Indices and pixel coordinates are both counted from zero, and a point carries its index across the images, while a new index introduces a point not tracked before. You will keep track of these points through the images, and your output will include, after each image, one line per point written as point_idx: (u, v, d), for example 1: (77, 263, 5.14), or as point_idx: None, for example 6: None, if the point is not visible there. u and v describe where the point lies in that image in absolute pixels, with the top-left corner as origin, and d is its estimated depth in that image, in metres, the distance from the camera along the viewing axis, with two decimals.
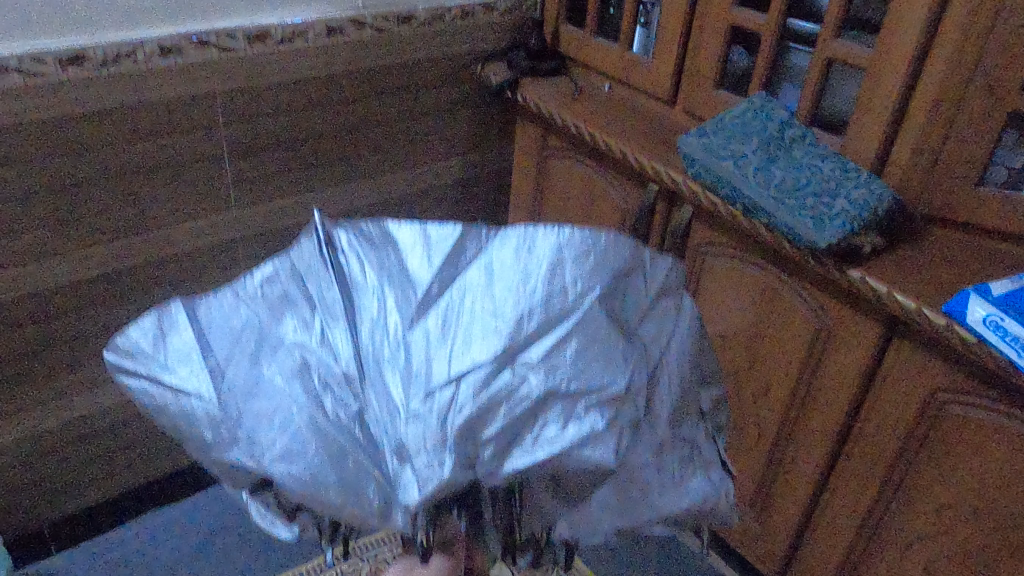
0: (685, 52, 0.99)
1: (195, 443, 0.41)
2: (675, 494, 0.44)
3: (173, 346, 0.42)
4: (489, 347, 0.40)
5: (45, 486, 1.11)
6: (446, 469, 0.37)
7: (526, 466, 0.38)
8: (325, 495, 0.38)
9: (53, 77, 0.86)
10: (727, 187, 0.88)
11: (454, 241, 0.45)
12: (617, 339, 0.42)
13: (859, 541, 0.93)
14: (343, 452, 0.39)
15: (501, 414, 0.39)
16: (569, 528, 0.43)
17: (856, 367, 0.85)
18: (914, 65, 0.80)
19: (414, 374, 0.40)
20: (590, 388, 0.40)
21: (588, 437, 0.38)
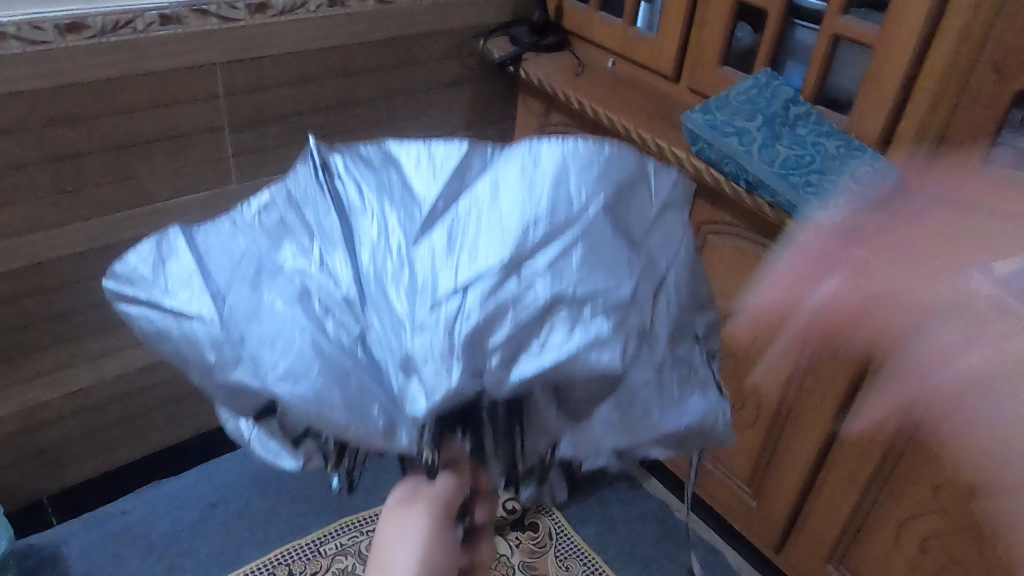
0: (689, 30, 1.00)
1: (197, 364, 0.40)
2: (677, 406, 0.41)
3: (172, 269, 0.42)
4: (490, 257, 0.38)
5: (98, 458, 1.20)
6: (454, 375, 0.35)
7: (534, 374, 0.36)
8: (330, 415, 0.36)
9: (53, 44, 0.85)
10: (732, 164, 0.85)
11: (459, 162, 0.43)
12: (624, 247, 0.40)
13: (859, 512, 0.95)
14: (346, 374, 0.37)
15: (508, 320, 0.37)
16: (570, 446, 0.41)
17: (856, 344, 0.86)
18: (922, 43, 0.77)
19: (415, 285, 0.38)
20: (596, 292, 0.38)
21: (591, 341, 0.37)
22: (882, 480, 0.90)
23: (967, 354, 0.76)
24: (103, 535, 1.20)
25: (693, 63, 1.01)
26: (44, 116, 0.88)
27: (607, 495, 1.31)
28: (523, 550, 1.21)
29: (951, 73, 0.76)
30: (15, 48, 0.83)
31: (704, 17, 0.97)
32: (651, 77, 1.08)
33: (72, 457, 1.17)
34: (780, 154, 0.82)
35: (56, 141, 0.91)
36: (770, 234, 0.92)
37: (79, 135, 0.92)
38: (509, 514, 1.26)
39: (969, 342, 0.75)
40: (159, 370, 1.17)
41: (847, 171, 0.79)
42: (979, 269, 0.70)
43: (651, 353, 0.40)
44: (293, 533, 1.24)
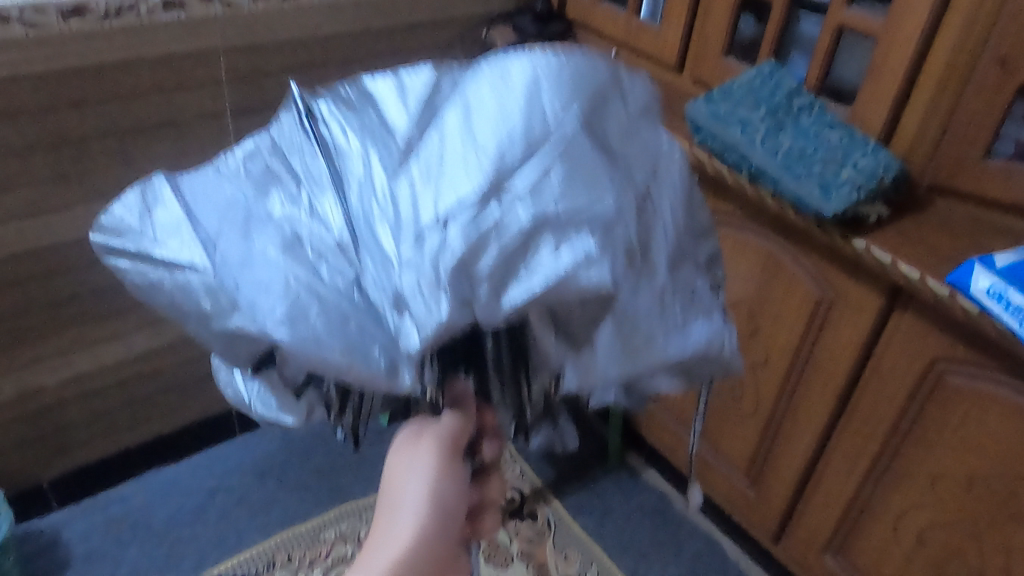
0: (693, 20, 1.00)
1: (190, 313, 0.40)
2: (677, 332, 0.41)
3: (161, 220, 0.42)
4: (469, 183, 0.38)
5: (99, 444, 1.20)
6: (444, 310, 0.35)
7: (524, 298, 0.36)
8: (325, 355, 0.36)
9: (56, 28, 0.85)
10: (734, 154, 0.85)
11: (428, 84, 0.43)
12: (601, 163, 0.40)
13: (857, 503, 0.96)
14: (344, 317, 0.37)
15: (495, 245, 0.37)
16: (574, 372, 0.40)
17: (855, 335, 0.86)
18: (926, 34, 0.77)
19: (400, 219, 0.38)
20: (578, 211, 0.37)
21: (580, 258, 0.36)
22: (880, 471, 0.91)
23: (966, 346, 0.76)
24: (104, 521, 1.21)
25: (697, 53, 1.01)
26: (46, 101, 0.88)
27: (606, 485, 1.31)
28: (521, 538, 1.22)
29: (955, 65, 0.76)
30: (18, 32, 0.83)
31: (708, 7, 0.97)
32: (654, 67, 1.08)
33: (75, 443, 1.17)
34: (784, 145, 0.82)
35: (59, 126, 0.91)
36: (771, 225, 0.92)
37: (81, 120, 0.92)
38: (508, 503, 1.27)
39: (967, 335, 0.76)
40: (161, 357, 1.17)
41: (851, 163, 0.79)
42: (980, 261, 0.70)
43: (652, 275, 0.40)
44: (293, 520, 1.24)
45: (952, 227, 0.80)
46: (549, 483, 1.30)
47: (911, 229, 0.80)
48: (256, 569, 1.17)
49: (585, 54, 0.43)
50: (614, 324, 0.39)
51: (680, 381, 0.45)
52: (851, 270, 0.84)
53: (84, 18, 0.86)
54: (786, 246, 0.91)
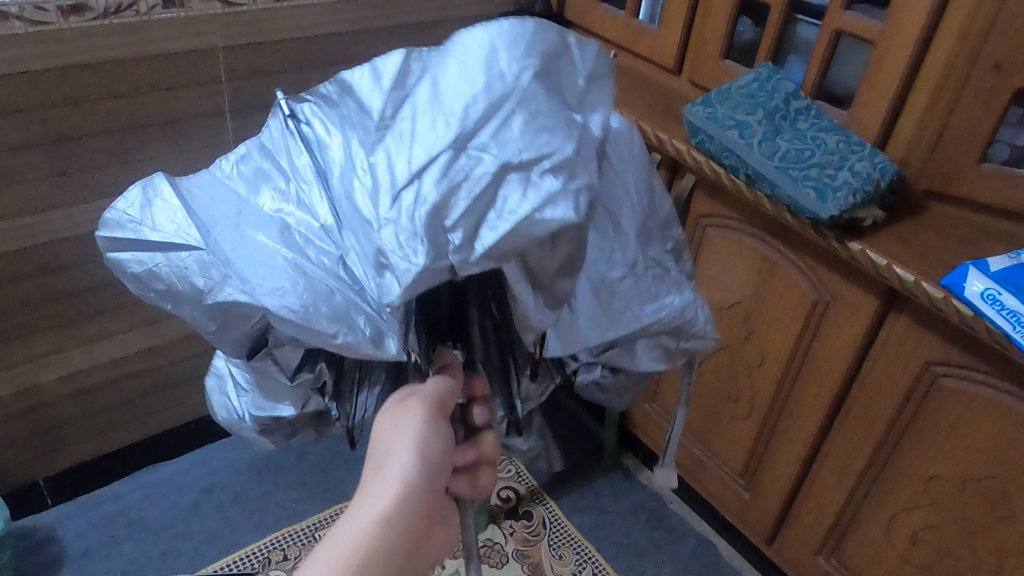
0: (691, 22, 1.00)
1: (185, 296, 0.42)
2: (649, 299, 0.46)
3: (158, 210, 0.45)
4: (437, 141, 0.39)
5: (95, 441, 1.20)
6: (421, 257, 0.36)
7: (494, 242, 0.37)
8: (317, 327, 0.39)
9: (55, 25, 0.85)
10: (731, 157, 0.86)
11: (400, 61, 0.44)
12: (560, 113, 0.42)
13: (850, 504, 0.96)
14: (330, 292, 0.39)
15: (465, 195, 0.38)
16: (559, 338, 0.45)
17: (850, 338, 0.87)
18: (922, 40, 0.77)
19: (375, 185, 0.39)
20: (540, 153, 0.39)
21: (544, 199, 0.38)
22: (874, 472, 0.91)
23: (960, 349, 0.76)
24: (100, 518, 1.21)
25: (695, 56, 1.01)
26: (46, 98, 0.88)
27: (601, 485, 1.32)
28: (516, 538, 1.22)
29: (951, 71, 0.76)
30: (18, 28, 0.83)
31: (706, 10, 0.97)
32: (652, 69, 1.09)
33: (71, 439, 1.17)
34: (781, 148, 0.83)
35: (57, 122, 0.91)
36: (767, 228, 0.92)
37: (80, 116, 0.92)
38: (503, 502, 1.27)
39: (961, 337, 0.76)
40: (158, 355, 1.17)
41: (847, 166, 0.80)
42: (974, 265, 0.71)
43: (621, 243, 0.45)
44: (288, 518, 1.24)
45: (948, 230, 0.80)
46: (544, 483, 1.31)
47: (907, 232, 0.80)
48: (251, 567, 1.17)
49: (537, 19, 0.45)
50: (589, 289, 0.45)
51: (659, 350, 0.50)
52: (846, 272, 0.85)
53: (84, 16, 0.86)
54: (782, 248, 0.91)
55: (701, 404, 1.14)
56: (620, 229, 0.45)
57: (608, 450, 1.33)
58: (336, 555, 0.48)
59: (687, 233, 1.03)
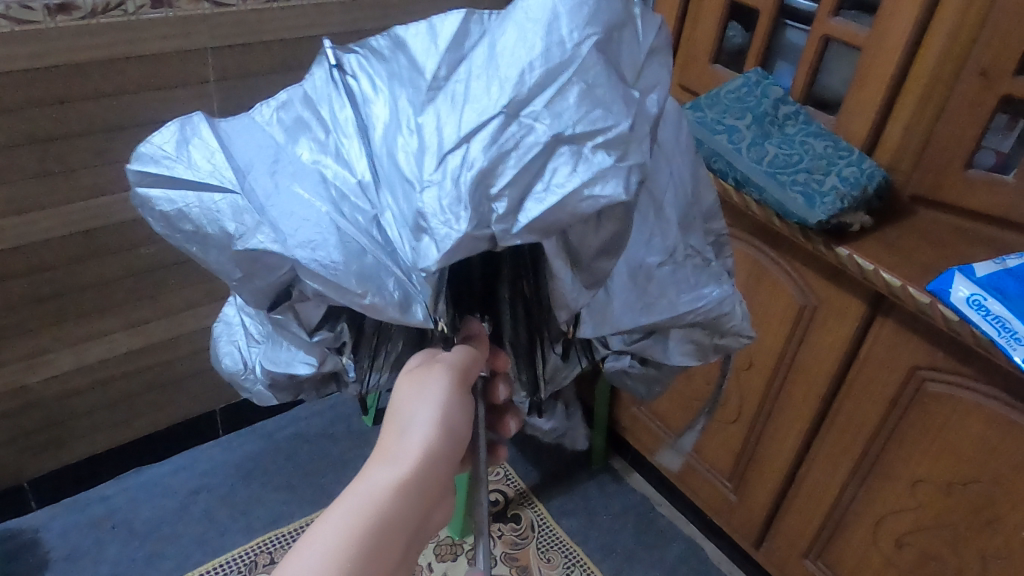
0: (681, 26, 1.01)
1: (215, 240, 0.42)
2: (687, 289, 0.46)
3: (196, 148, 0.45)
4: (489, 106, 0.38)
5: (81, 442, 1.19)
6: (462, 225, 0.35)
7: (539, 215, 0.36)
8: (344, 283, 0.38)
9: (42, 25, 0.84)
10: (719, 161, 0.86)
11: (458, 25, 0.44)
12: (620, 87, 0.39)
13: (836, 508, 0.97)
14: (363, 250, 0.39)
15: (511, 164, 0.36)
16: (592, 320, 0.45)
17: (837, 342, 0.87)
18: (909, 46, 0.78)
19: (422, 149, 0.39)
20: (597, 127, 0.37)
21: (595, 174, 0.36)
22: (861, 477, 0.92)
23: (946, 353, 0.77)
24: (84, 522, 1.20)
25: (685, 60, 1.02)
26: (33, 96, 0.88)
27: (590, 488, 1.32)
28: (504, 542, 1.22)
29: (938, 77, 0.77)
30: (4, 27, 0.82)
31: (697, 14, 0.98)
32: None
33: (56, 441, 1.16)
34: (769, 153, 0.83)
35: (44, 122, 0.90)
36: (756, 232, 0.93)
37: (67, 116, 0.91)
38: (491, 505, 1.27)
39: (947, 342, 0.77)
40: (144, 357, 1.16)
41: (835, 171, 0.80)
42: (960, 270, 0.71)
43: (663, 229, 0.45)
44: (275, 521, 1.24)
45: (935, 236, 0.81)
46: (532, 485, 1.31)
47: (893, 237, 0.81)
48: (237, 571, 1.16)
49: None
50: (627, 276, 0.45)
51: (691, 343, 0.51)
52: (833, 277, 0.85)
53: (72, 15, 0.86)
54: (770, 252, 0.92)
55: (689, 406, 1.14)
56: (660, 212, 0.46)
57: (596, 453, 1.33)
58: (347, 515, 0.46)
59: None
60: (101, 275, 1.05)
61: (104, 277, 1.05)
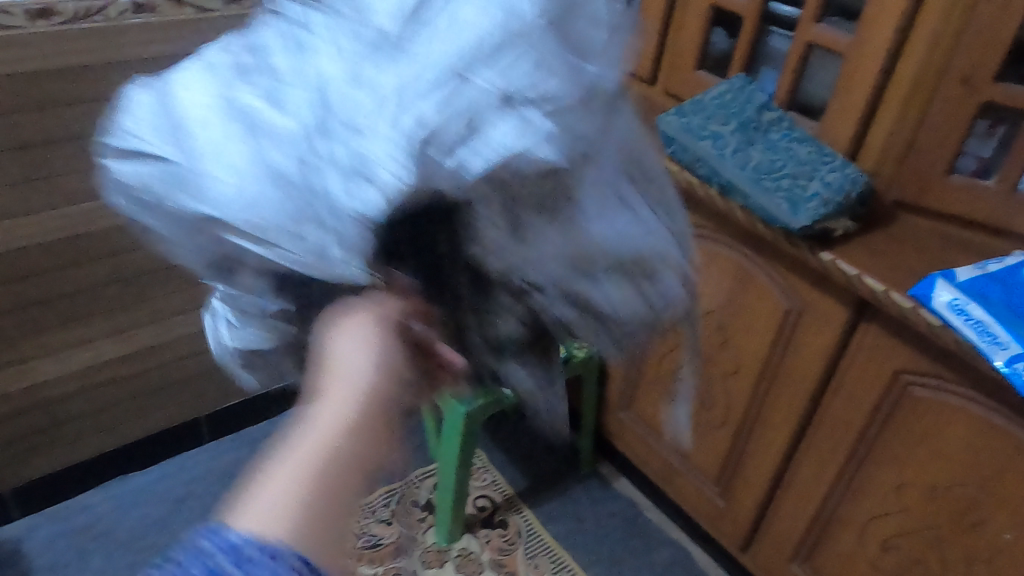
0: (666, 33, 1.01)
1: (164, 202, 0.38)
2: (630, 227, 0.37)
3: (144, 105, 0.40)
4: (437, 63, 0.34)
5: (64, 451, 1.18)
6: (402, 180, 0.33)
7: (481, 170, 0.33)
8: (289, 247, 0.36)
9: (22, 31, 0.84)
10: (705, 167, 0.86)
11: None
12: (567, 56, 0.36)
13: (822, 513, 0.97)
14: (294, 206, 0.35)
15: (456, 116, 0.33)
16: (521, 271, 0.36)
17: (823, 347, 0.88)
18: (892, 53, 0.78)
19: (357, 100, 0.34)
20: (548, 91, 0.34)
21: (543, 136, 0.34)
22: (846, 481, 0.92)
23: (929, 358, 0.77)
24: (67, 533, 1.19)
25: (669, 66, 1.02)
26: (13, 103, 0.87)
27: (578, 493, 1.32)
28: (492, 548, 1.21)
29: (920, 84, 0.77)
30: None
31: (681, 20, 0.98)
32: None
33: (37, 451, 1.15)
34: (754, 158, 0.84)
35: (24, 129, 0.89)
36: (741, 238, 0.93)
37: (49, 122, 0.90)
38: (479, 511, 1.26)
39: (930, 347, 0.77)
40: (129, 365, 1.15)
41: (819, 177, 0.81)
42: (942, 275, 0.72)
43: (617, 177, 0.37)
44: None
45: (918, 241, 0.81)
46: (520, 491, 1.30)
47: (876, 243, 0.81)
48: None
49: None
50: (561, 211, 0.36)
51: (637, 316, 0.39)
52: (818, 281, 0.85)
53: (52, 21, 0.85)
54: (754, 257, 0.92)
55: (676, 411, 1.15)
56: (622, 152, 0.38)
57: (584, 457, 1.33)
58: (268, 465, 0.40)
59: None
60: (83, 282, 1.04)
61: (86, 284, 1.04)
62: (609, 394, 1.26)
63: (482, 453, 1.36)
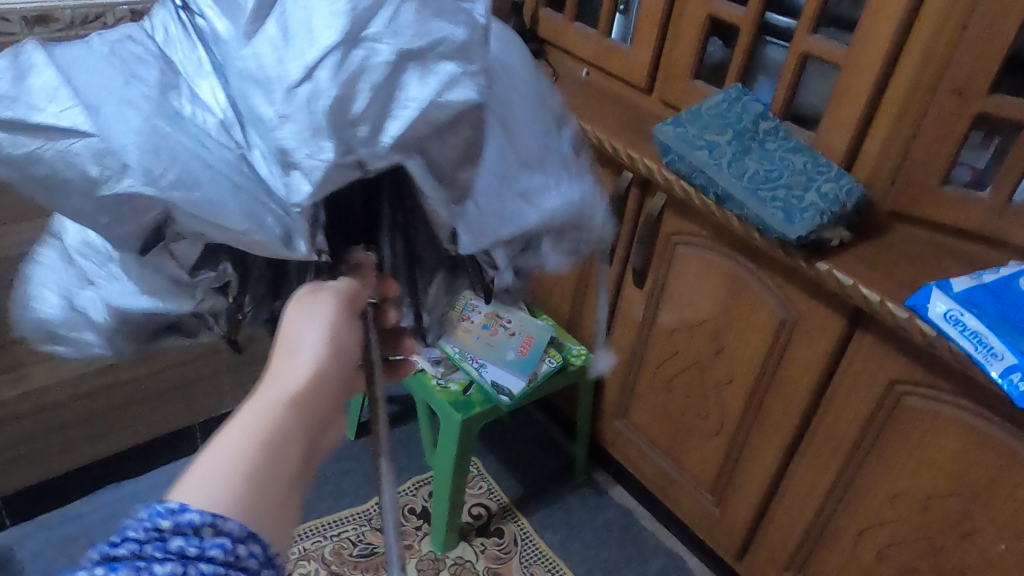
0: (662, 42, 1.01)
1: (75, 186, 0.34)
2: (533, 196, 0.39)
3: (33, 86, 0.35)
4: (324, 37, 0.34)
5: (56, 458, 1.17)
6: (327, 154, 0.34)
7: (402, 131, 0.35)
8: (225, 221, 0.35)
9: (19, 37, 0.83)
10: (701, 176, 0.87)
11: None
12: (450, 2, 0.37)
13: (817, 521, 0.97)
14: (234, 187, 0.35)
15: (365, 87, 0.34)
16: (469, 233, 0.39)
17: (818, 357, 0.88)
18: (887, 63, 0.78)
19: (263, 78, 0.34)
20: (435, 40, 0.36)
21: (444, 83, 0.36)
22: (840, 490, 0.92)
23: (924, 368, 0.78)
24: (58, 540, 1.18)
25: (666, 75, 1.02)
26: None
27: (573, 501, 1.32)
28: (487, 556, 1.21)
29: (914, 95, 0.78)
30: None
31: (678, 29, 0.98)
32: (622, 87, 1.10)
33: (29, 457, 1.14)
34: (750, 168, 0.84)
35: None
36: (736, 247, 0.93)
37: None
38: (473, 519, 1.26)
39: (925, 357, 0.77)
40: (122, 372, 1.15)
41: (814, 187, 0.81)
42: (937, 286, 0.72)
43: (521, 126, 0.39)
44: None
45: (912, 252, 0.82)
46: (515, 499, 1.30)
47: (871, 253, 0.81)
48: None
49: None
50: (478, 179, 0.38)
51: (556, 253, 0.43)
52: (813, 291, 0.86)
53: (50, 27, 0.85)
54: (750, 267, 0.92)
55: (671, 420, 1.15)
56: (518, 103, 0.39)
57: (579, 465, 1.33)
58: (238, 434, 0.43)
59: (655, 253, 1.04)
60: None
61: None
62: (604, 402, 1.26)
63: (477, 461, 1.36)
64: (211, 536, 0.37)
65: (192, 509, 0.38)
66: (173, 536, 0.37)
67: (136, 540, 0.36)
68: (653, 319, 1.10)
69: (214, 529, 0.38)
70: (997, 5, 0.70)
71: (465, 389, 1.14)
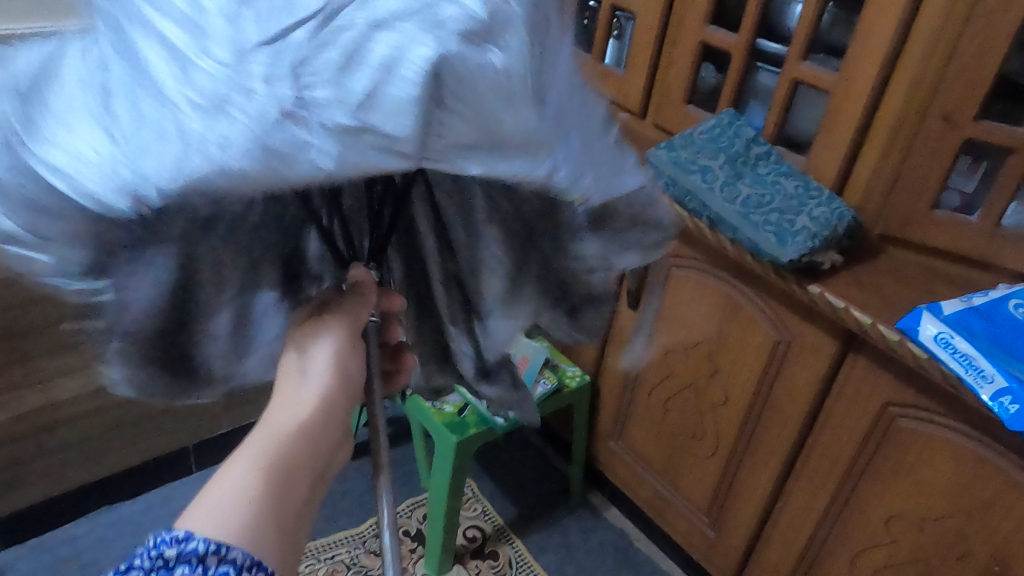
0: (656, 67, 1.03)
1: None
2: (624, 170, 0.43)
3: None
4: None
5: (50, 480, 1.17)
6: (281, 90, 0.31)
7: (374, 86, 0.31)
8: (71, 171, 0.31)
9: None
10: (694, 200, 0.88)
11: None
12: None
13: (812, 544, 0.97)
14: (99, 129, 0.31)
15: (341, 42, 0.32)
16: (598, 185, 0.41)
17: (811, 380, 0.89)
18: (876, 89, 0.80)
19: (216, 25, 0.32)
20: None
21: (421, 38, 0.32)
22: (835, 512, 0.92)
23: (916, 391, 0.78)
24: (51, 563, 1.17)
25: (660, 99, 1.04)
26: None
27: (569, 522, 1.31)
28: None
29: (903, 120, 0.79)
30: None
31: (671, 54, 1.00)
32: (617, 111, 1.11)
33: (23, 479, 1.13)
34: (742, 193, 0.85)
35: None
36: (729, 270, 0.94)
37: None
38: (469, 542, 1.25)
39: (917, 380, 0.78)
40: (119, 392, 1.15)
41: (805, 211, 0.82)
42: (928, 309, 0.73)
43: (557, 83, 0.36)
44: None
45: (903, 275, 0.82)
46: (510, 521, 1.30)
47: (863, 276, 0.82)
48: None
49: None
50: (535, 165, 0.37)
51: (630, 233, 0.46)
52: (806, 314, 0.86)
53: None
54: (744, 290, 0.93)
55: (665, 442, 1.15)
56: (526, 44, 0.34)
57: (575, 487, 1.33)
58: (253, 454, 0.45)
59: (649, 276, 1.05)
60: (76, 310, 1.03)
61: None
62: (599, 424, 1.27)
63: (473, 483, 1.36)
64: (215, 564, 0.39)
65: (197, 538, 0.39)
66: (178, 565, 0.38)
67: (141, 569, 0.38)
68: (647, 341, 1.11)
69: (218, 557, 0.39)
70: (982, 33, 0.71)
71: (460, 411, 1.14)
